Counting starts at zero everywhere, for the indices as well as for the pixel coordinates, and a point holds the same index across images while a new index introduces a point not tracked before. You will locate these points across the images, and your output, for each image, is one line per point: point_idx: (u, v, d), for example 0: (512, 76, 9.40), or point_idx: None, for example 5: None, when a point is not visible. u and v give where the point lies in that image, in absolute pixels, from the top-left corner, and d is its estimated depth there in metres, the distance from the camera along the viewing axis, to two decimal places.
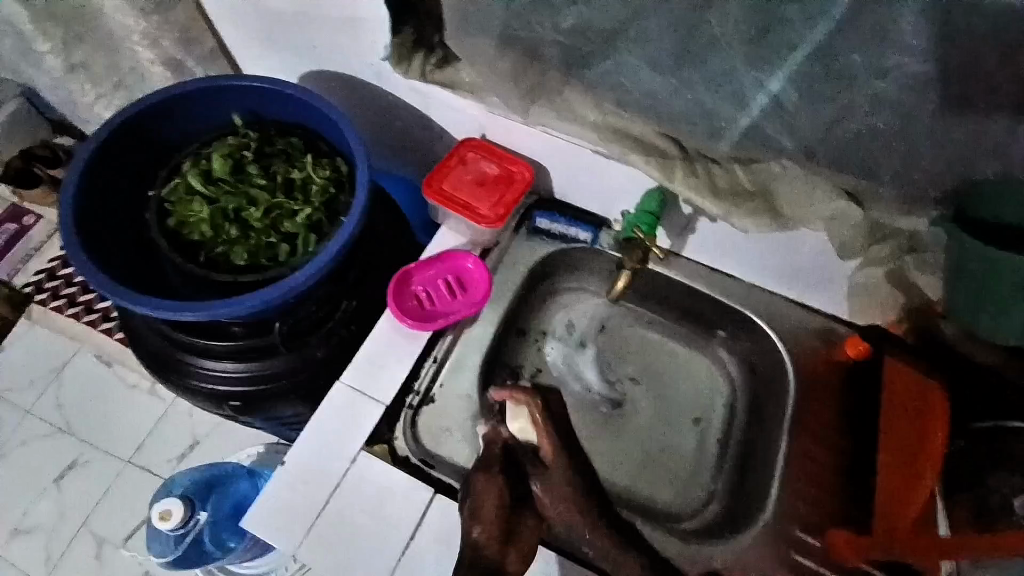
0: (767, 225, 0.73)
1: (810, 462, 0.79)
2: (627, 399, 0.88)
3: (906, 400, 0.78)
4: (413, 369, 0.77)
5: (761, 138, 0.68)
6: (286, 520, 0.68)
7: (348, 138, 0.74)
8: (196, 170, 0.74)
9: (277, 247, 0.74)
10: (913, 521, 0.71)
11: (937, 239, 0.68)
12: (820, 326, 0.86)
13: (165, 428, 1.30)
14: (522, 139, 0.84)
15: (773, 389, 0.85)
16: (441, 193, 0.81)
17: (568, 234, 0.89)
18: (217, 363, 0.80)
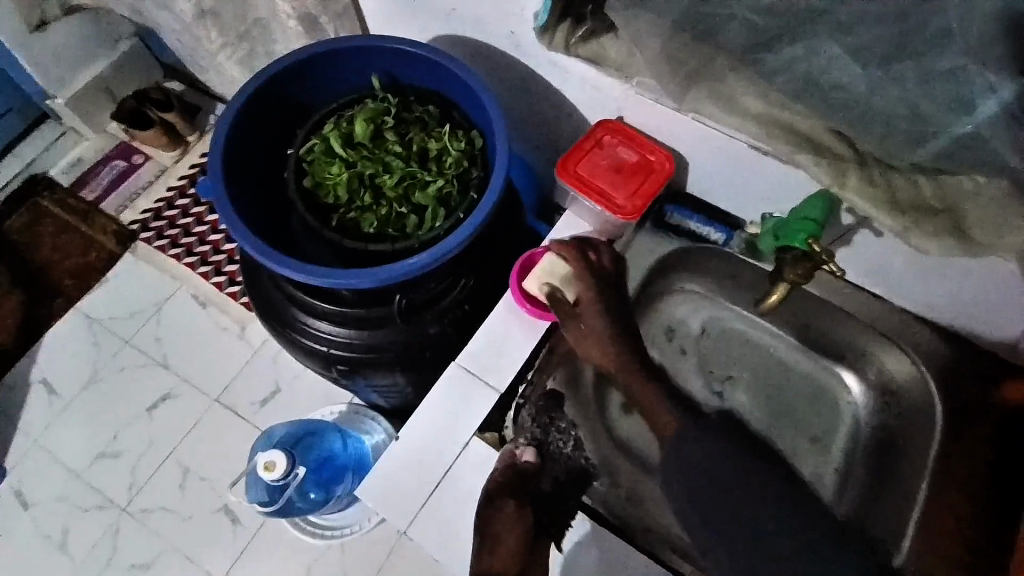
0: (953, 247, 0.65)
1: (951, 514, 0.72)
2: (735, 409, 0.85)
3: None
4: (529, 358, 0.73)
5: (972, 151, 0.60)
6: (396, 495, 0.68)
7: (492, 112, 0.71)
8: (335, 131, 0.73)
9: (406, 218, 0.72)
10: None
11: None
12: (976, 362, 0.78)
13: (252, 373, 1.36)
14: (667, 125, 0.78)
15: (914, 434, 0.78)
16: (576, 177, 0.77)
17: (700, 233, 0.84)
18: (331, 325, 0.80)
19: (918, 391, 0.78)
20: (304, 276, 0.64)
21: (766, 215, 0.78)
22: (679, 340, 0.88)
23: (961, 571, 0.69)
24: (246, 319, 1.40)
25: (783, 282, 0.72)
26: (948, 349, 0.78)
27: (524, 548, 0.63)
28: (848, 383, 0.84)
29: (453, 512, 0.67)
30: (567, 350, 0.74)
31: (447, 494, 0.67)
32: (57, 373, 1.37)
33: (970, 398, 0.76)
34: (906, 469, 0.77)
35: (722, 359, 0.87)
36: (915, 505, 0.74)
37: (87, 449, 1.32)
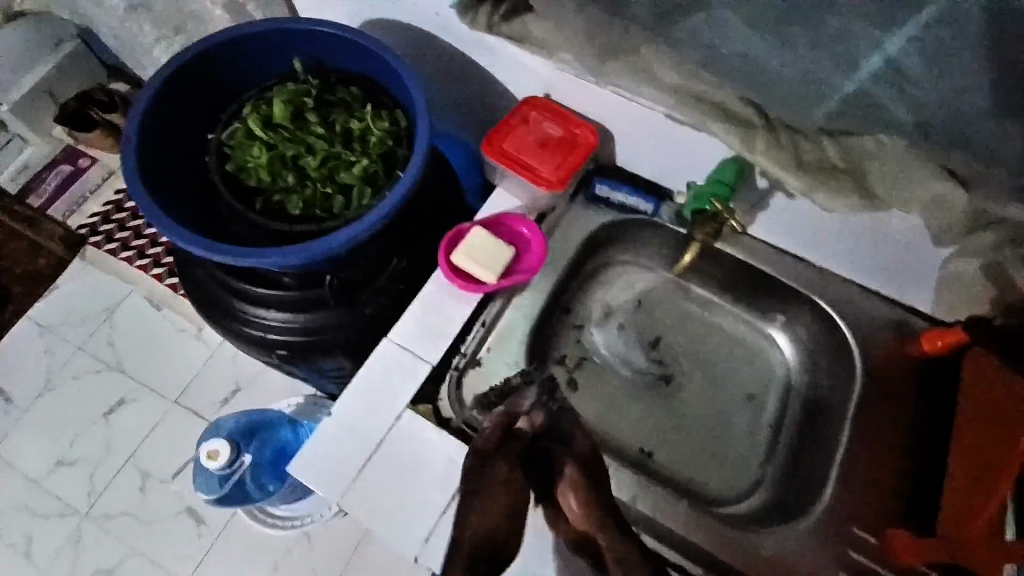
0: (857, 206, 0.68)
1: (872, 459, 0.75)
2: (674, 376, 0.86)
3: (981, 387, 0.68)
4: (462, 331, 0.75)
5: (868, 104, 0.65)
6: (330, 468, 0.69)
7: (412, 90, 0.71)
8: (257, 115, 0.73)
9: (332, 199, 0.72)
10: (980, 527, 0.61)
11: None
12: (896, 317, 0.81)
13: (209, 372, 1.34)
14: (589, 100, 0.79)
15: (837, 384, 0.81)
16: (502, 153, 0.78)
17: (628, 204, 0.85)
18: (268, 311, 0.80)
19: (839, 348, 0.82)
20: (224, 255, 0.64)
21: (689, 183, 0.79)
22: (615, 319, 0.89)
23: (881, 512, 0.72)
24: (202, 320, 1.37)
25: (694, 241, 0.77)
26: (872, 307, 0.81)
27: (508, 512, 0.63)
28: (780, 344, 0.87)
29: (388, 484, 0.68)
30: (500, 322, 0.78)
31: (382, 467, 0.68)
32: (8, 382, 1.34)
33: (889, 349, 0.79)
34: (830, 420, 0.79)
35: (659, 330, 0.89)
36: (838, 453, 0.76)
37: (40, 459, 1.29)
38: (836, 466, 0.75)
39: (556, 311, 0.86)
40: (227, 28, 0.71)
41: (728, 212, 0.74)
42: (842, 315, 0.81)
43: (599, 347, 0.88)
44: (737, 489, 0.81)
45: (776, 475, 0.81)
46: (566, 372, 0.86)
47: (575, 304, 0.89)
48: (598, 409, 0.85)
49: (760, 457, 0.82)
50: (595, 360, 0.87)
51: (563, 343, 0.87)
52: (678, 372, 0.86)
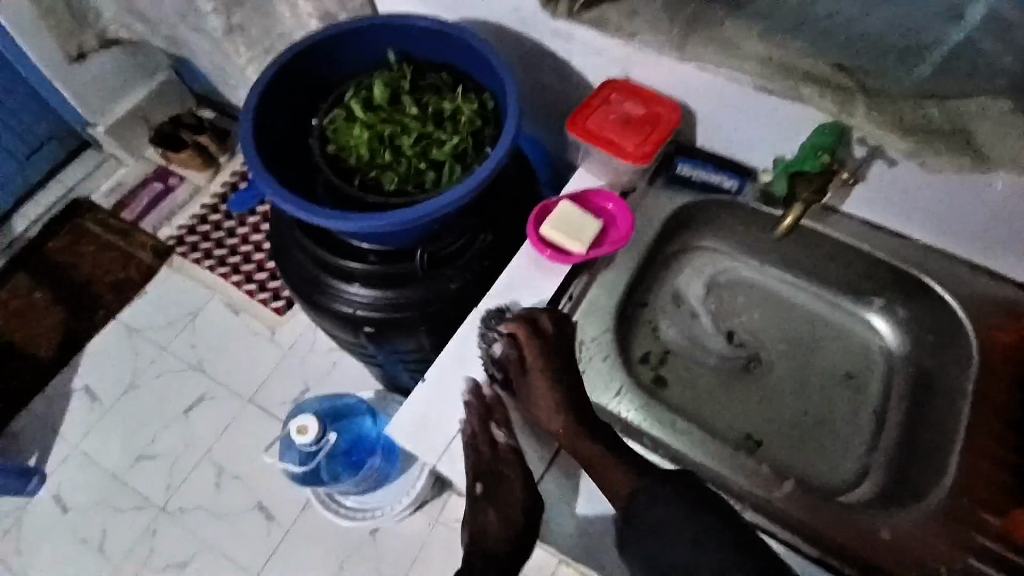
0: (965, 166, 0.65)
1: (995, 445, 0.69)
2: (758, 359, 0.82)
3: None
4: (550, 304, 0.75)
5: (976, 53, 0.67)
6: (426, 430, 0.71)
7: (500, 70, 0.75)
8: (358, 98, 0.78)
9: (424, 175, 0.76)
10: None
11: None
12: (1007, 296, 0.76)
13: (283, 373, 1.39)
14: (671, 79, 0.80)
15: (943, 364, 0.76)
16: (585, 130, 0.80)
17: (714, 182, 0.84)
18: (356, 287, 0.84)
19: (943, 328, 0.77)
20: (334, 221, 0.69)
21: (778, 158, 0.79)
22: (689, 309, 0.86)
23: (1007, 497, 0.67)
24: (277, 324, 1.43)
25: (799, 200, 0.72)
26: (979, 284, 0.77)
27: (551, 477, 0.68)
28: (876, 327, 0.82)
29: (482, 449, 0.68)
30: (588, 297, 0.78)
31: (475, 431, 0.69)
32: (96, 381, 1.41)
33: (1004, 328, 0.74)
34: (942, 402, 0.73)
35: (742, 315, 0.86)
36: (953, 435, 0.70)
37: (121, 454, 1.34)
38: (955, 450, 0.69)
39: (632, 305, 0.83)
40: (333, 23, 0.78)
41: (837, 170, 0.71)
42: (949, 292, 0.76)
43: (680, 341, 0.84)
44: (843, 478, 0.75)
45: (885, 462, 0.75)
46: (651, 370, 0.82)
47: (651, 299, 0.86)
48: (691, 405, 0.80)
49: (864, 441, 0.76)
50: (680, 355, 0.83)
51: (637, 338, 0.83)
52: (764, 354, 0.82)
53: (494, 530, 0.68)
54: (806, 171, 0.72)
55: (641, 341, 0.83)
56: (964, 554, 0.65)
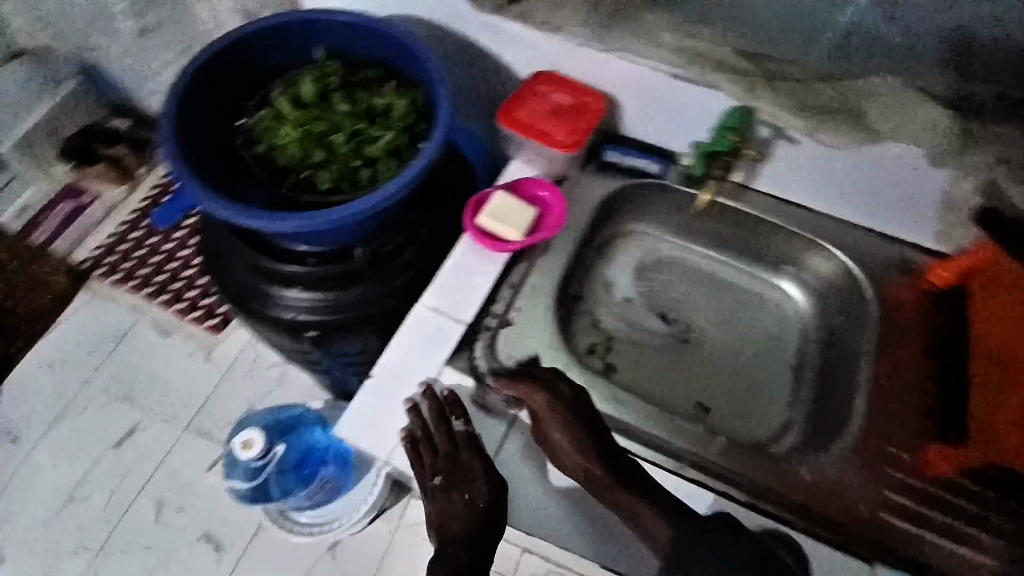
0: (856, 138, 0.74)
1: (900, 388, 0.76)
2: (689, 332, 0.88)
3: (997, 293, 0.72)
4: (491, 293, 0.78)
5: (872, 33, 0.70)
6: (377, 427, 0.71)
7: (430, 65, 0.75)
8: (287, 96, 0.77)
9: (359, 172, 0.75)
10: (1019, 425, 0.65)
11: None
12: (899, 256, 0.85)
13: (222, 393, 1.32)
14: (594, 68, 0.83)
15: (851, 321, 0.84)
16: (516, 122, 0.82)
17: (637, 167, 0.89)
18: (294, 292, 0.82)
19: (845, 287, 0.85)
20: (269, 223, 0.68)
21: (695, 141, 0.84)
22: (623, 293, 0.91)
23: (914, 431, 0.73)
24: (212, 342, 1.36)
25: (710, 182, 0.83)
26: (876, 247, 0.85)
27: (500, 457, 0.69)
28: (791, 293, 0.90)
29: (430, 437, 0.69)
30: (530, 284, 0.80)
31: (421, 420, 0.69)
32: (14, 420, 1.29)
33: (898, 285, 0.83)
34: (851, 354, 0.81)
35: (676, 293, 0.91)
36: (859, 380, 0.78)
37: (48, 496, 1.24)
38: (863, 394, 0.76)
39: (568, 297, 0.88)
40: (253, 20, 0.75)
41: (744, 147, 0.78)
42: (852, 257, 0.85)
43: (620, 328, 0.88)
44: (770, 431, 0.81)
45: (806, 412, 0.82)
46: (600, 360, 0.85)
47: (586, 287, 0.90)
48: (635, 384, 0.84)
49: (788, 396, 0.83)
50: (623, 341, 0.87)
51: (578, 321, 0.88)
52: (695, 326, 0.88)
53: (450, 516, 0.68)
54: (719, 151, 0.78)
55: (584, 338, 0.87)
56: (879, 487, 0.70)
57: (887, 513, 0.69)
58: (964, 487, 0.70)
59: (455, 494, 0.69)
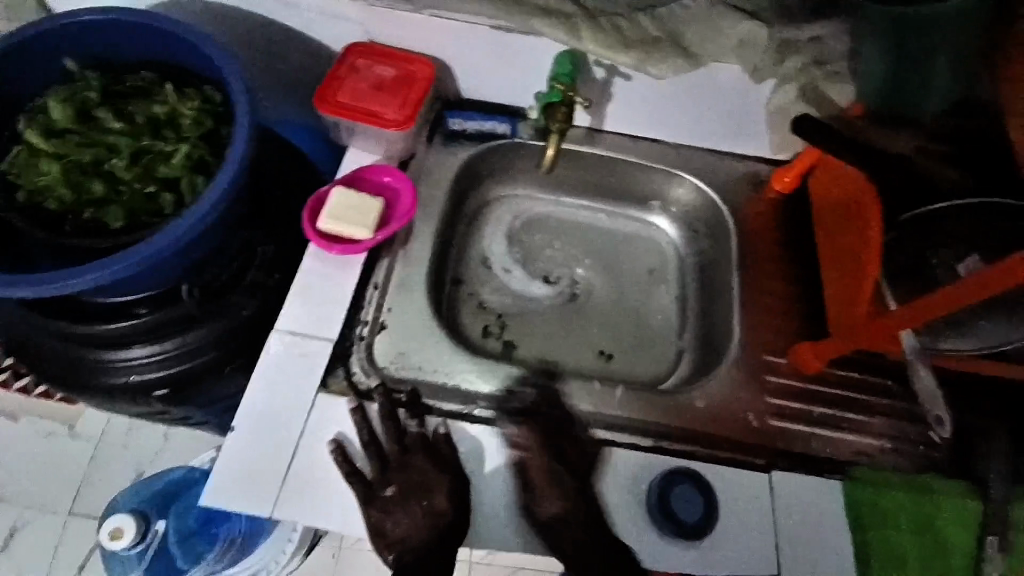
0: (683, 66, 0.73)
1: (770, 297, 0.80)
2: (574, 288, 0.87)
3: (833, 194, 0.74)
4: (355, 300, 0.71)
5: None
6: (251, 481, 0.61)
7: (214, 55, 0.64)
8: (35, 126, 0.63)
9: (159, 199, 0.64)
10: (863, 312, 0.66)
11: (840, 45, 0.70)
12: (749, 171, 0.88)
13: (100, 471, 1.10)
14: (413, 33, 0.77)
15: (718, 242, 0.87)
16: (338, 105, 0.73)
17: (486, 130, 0.84)
18: (127, 351, 0.70)
19: (706, 210, 0.88)
20: (53, 287, 0.56)
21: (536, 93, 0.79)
22: (503, 264, 0.87)
23: (790, 332, 0.77)
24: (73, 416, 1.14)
25: (551, 132, 0.73)
26: (726, 166, 0.88)
27: (403, 473, 0.63)
28: (662, 226, 0.92)
29: (372, 448, 0.63)
30: (398, 279, 0.74)
31: (364, 429, 0.64)
32: None
33: (749, 198, 0.86)
34: (720, 274, 0.85)
35: (556, 250, 0.89)
36: (732, 298, 0.81)
37: None
38: (737, 308, 0.79)
39: (445, 281, 0.83)
40: None
41: (575, 94, 0.73)
42: (706, 181, 0.87)
43: (506, 301, 0.85)
44: (666, 365, 0.83)
45: (694, 338, 0.85)
46: (497, 339, 0.82)
47: (462, 268, 0.85)
48: (534, 354, 0.81)
49: (675, 327, 0.86)
50: (513, 315, 0.84)
51: (461, 305, 0.83)
52: (579, 281, 0.87)
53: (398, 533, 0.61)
54: (551, 102, 0.73)
55: (477, 320, 0.83)
56: (762, 394, 0.73)
57: (776, 418, 0.72)
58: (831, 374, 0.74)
59: (410, 507, 0.62)
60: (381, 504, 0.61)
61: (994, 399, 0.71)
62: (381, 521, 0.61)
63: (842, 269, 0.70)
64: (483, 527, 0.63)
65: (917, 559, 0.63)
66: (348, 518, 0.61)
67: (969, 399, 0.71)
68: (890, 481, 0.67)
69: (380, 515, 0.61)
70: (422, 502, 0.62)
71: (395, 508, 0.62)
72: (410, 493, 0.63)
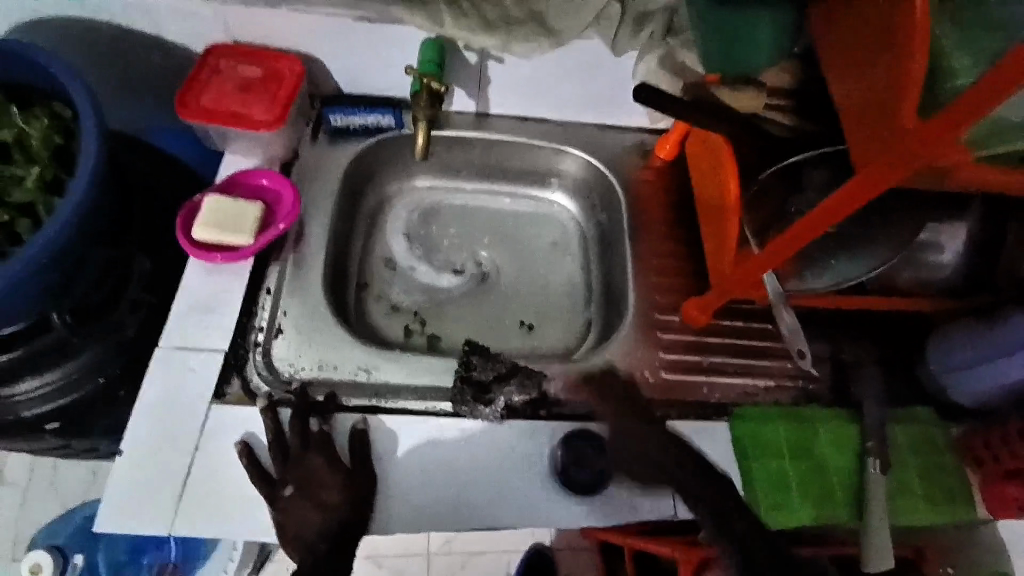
0: (547, 45, 0.75)
1: (660, 259, 0.84)
2: (479, 271, 0.88)
3: (700, 156, 0.79)
4: (247, 307, 0.70)
5: None
6: (147, 500, 0.60)
7: (51, 68, 0.61)
8: None
9: (15, 225, 0.61)
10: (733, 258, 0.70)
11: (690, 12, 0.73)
12: (633, 141, 0.91)
13: (30, 513, 1.04)
14: (275, 30, 0.75)
15: (611, 212, 0.90)
16: (203, 111, 0.71)
17: (370, 124, 0.83)
18: (9, 386, 0.68)
19: (597, 182, 0.91)
20: None
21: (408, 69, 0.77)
22: (406, 255, 0.88)
23: (680, 290, 0.82)
24: None
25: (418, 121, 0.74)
26: (610, 139, 0.91)
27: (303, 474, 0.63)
28: (562, 202, 0.95)
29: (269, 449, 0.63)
30: (290, 281, 0.73)
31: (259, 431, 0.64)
32: None
33: (635, 167, 0.90)
34: (614, 243, 0.88)
35: (460, 239, 0.90)
36: (626, 263, 0.84)
37: None
38: (632, 272, 0.83)
39: (348, 280, 0.83)
40: None
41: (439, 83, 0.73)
42: (594, 155, 0.89)
43: (416, 298, 0.85)
44: (575, 336, 0.86)
45: (600, 307, 0.88)
46: (421, 336, 0.82)
47: (366, 265, 0.86)
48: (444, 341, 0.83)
49: (581, 299, 0.89)
50: (424, 306, 0.85)
51: (368, 302, 0.83)
52: (483, 264, 0.89)
53: (309, 527, 0.61)
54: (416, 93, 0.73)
55: (397, 324, 0.83)
56: (657, 351, 0.77)
57: (668, 371, 0.76)
58: (716, 326, 0.79)
59: (305, 504, 0.62)
60: (277, 504, 0.61)
61: (863, 332, 0.78)
62: (276, 520, 0.61)
63: (714, 224, 0.74)
64: (392, 513, 0.64)
65: (798, 483, 0.67)
66: (253, 514, 0.61)
67: (836, 332, 0.78)
68: (775, 417, 0.71)
69: (275, 514, 0.61)
70: (319, 495, 0.62)
71: (290, 506, 0.61)
72: (306, 491, 0.62)
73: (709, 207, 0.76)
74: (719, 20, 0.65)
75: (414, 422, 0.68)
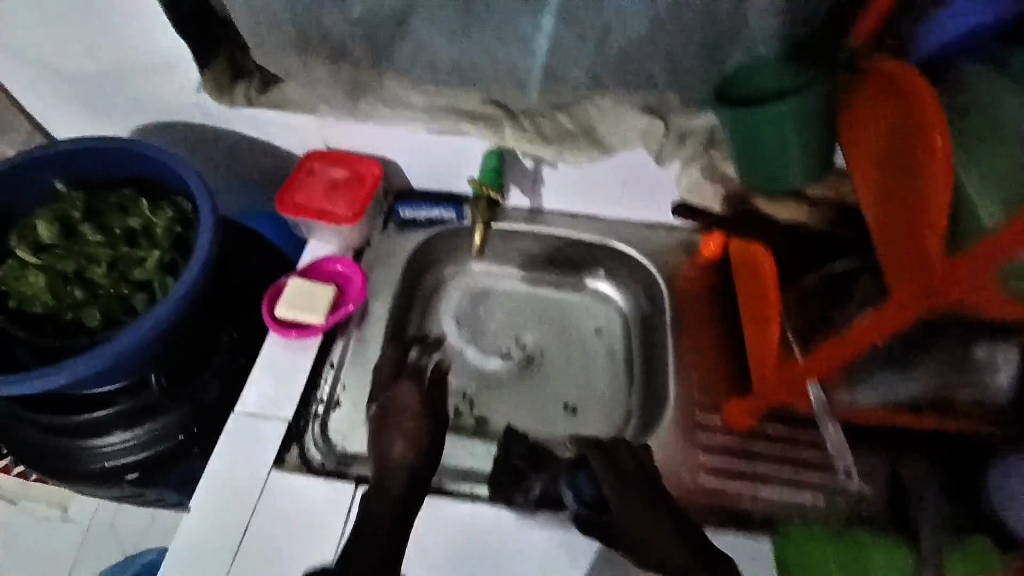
0: (596, 155, 0.82)
1: (703, 355, 0.85)
2: (525, 356, 0.92)
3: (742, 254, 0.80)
4: (312, 379, 0.77)
5: (554, 77, 0.72)
6: (208, 558, 0.65)
7: (184, 172, 0.74)
8: (23, 244, 0.71)
9: (133, 299, 0.72)
10: (778, 356, 0.69)
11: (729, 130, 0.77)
12: (679, 238, 0.95)
13: (92, 550, 1.11)
14: (360, 138, 0.87)
15: (653, 307, 0.93)
16: (294, 205, 0.82)
17: (434, 217, 0.93)
18: (103, 439, 0.76)
19: (643, 275, 0.95)
20: (41, 382, 0.64)
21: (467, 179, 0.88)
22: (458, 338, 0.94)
23: (722, 389, 0.82)
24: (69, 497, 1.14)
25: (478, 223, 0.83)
26: (656, 237, 0.95)
27: None
28: (607, 292, 0.99)
29: (319, 521, 0.67)
30: (353, 358, 0.80)
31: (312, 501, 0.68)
32: None
33: (679, 264, 0.93)
34: (656, 336, 0.91)
35: (508, 326, 0.95)
36: (668, 358, 0.86)
37: None
38: (672, 366, 0.84)
39: None
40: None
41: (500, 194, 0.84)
42: (639, 251, 0.94)
43: (465, 380, 0.90)
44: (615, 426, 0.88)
45: (640, 398, 0.89)
46: (469, 417, 0.87)
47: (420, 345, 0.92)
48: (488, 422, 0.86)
49: (624, 388, 0.90)
50: (473, 388, 0.89)
51: None
52: (529, 350, 0.93)
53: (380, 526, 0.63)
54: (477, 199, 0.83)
55: (446, 405, 0.87)
56: (695, 451, 0.77)
57: (707, 475, 0.76)
58: (759, 429, 0.78)
59: None
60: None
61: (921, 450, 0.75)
62: None
63: (757, 323, 0.75)
64: None
65: None
66: None
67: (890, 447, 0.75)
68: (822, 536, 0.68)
69: None
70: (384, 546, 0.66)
71: None
72: None
73: (751, 302, 0.77)
74: (752, 132, 0.63)
75: (454, 504, 0.70)
